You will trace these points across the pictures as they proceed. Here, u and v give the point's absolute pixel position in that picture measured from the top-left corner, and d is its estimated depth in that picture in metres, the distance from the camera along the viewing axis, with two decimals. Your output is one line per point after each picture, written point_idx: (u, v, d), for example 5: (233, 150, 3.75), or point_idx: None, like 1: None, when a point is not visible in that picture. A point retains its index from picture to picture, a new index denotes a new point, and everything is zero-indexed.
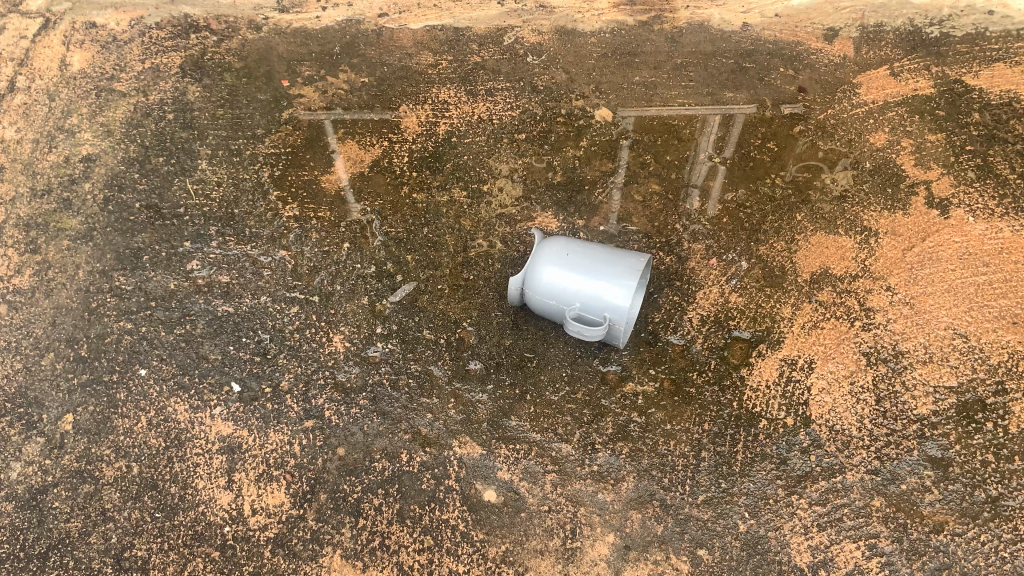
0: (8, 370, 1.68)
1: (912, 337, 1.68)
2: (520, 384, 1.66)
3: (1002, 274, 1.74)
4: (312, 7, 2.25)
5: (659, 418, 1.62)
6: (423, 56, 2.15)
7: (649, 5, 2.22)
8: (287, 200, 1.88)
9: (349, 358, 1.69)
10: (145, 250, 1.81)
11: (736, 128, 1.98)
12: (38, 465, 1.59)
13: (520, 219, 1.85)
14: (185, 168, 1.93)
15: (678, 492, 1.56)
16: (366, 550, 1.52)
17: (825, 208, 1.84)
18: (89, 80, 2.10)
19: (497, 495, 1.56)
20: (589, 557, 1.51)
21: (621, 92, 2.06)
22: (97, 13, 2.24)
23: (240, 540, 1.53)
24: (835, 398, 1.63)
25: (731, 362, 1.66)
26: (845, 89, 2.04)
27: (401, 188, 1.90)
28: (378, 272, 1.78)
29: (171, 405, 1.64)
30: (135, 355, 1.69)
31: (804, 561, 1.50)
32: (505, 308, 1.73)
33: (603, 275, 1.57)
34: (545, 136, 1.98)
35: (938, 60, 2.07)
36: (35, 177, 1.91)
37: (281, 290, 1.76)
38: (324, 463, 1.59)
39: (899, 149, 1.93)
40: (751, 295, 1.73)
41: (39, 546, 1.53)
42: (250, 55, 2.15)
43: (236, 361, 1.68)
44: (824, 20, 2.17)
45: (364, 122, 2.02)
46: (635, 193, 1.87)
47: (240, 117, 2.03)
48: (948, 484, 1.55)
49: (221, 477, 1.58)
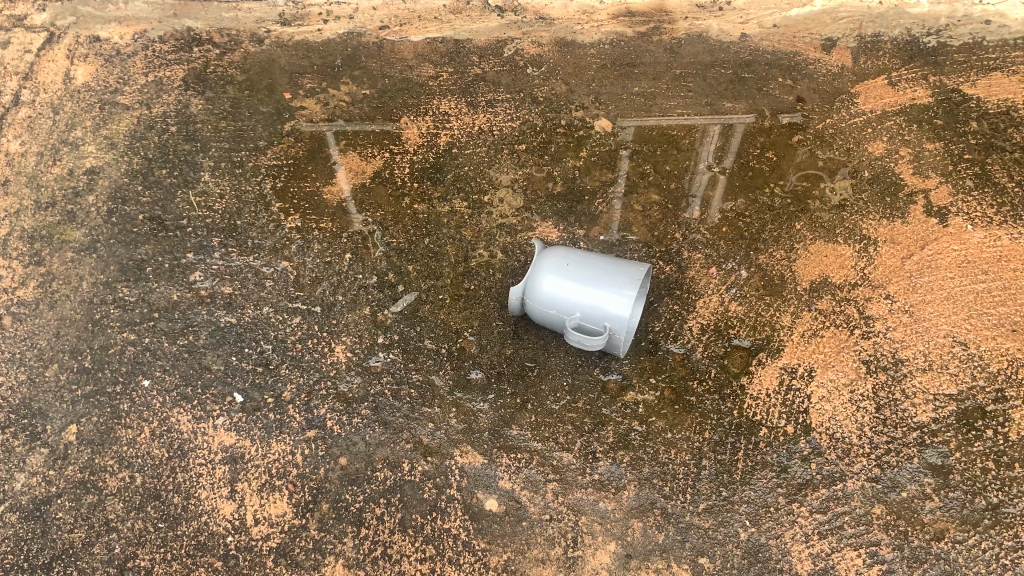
0: (12, 382, 1.69)
1: (911, 345, 1.69)
2: (521, 394, 1.66)
3: (1001, 282, 1.75)
4: (314, 20, 2.28)
5: (659, 427, 1.63)
6: (424, 68, 2.17)
7: (647, 15, 2.24)
8: (289, 211, 1.89)
9: (350, 368, 1.69)
10: (148, 261, 1.83)
11: (735, 137, 1.99)
12: (42, 476, 1.60)
13: (521, 229, 1.86)
14: (188, 179, 1.95)
15: (679, 501, 1.56)
16: (368, 559, 1.52)
17: (824, 217, 1.85)
18: (93, 93, 2.12)
19: (498, 505, 1.57)
20: (591, 565, 1.52)
21: (620, 102, 2.07)
22: (102, 27, 2.26)
23: (242, 550, 1.54)
24: (835, 406, 1.63)
25: (732, 370, 1.67)
26: (843, 99, 2.05)
27: (402, 199, 1.92)
28: (379, 283, 1.79)
29: (174, 416, 1.65)
30: (138, 366, 1.70)
31: (803, 568, 1.50)
32: (506, 317, 1.75)
33: (602, 284, 1.57)
34: (545, 146, 1.99)
35: (936, 70, 2.08)
36: (40, 190, 1.93)
37: (283, 301, 1.77)
38: (326, 473, 1.60)
39: (897, 157, 1.94)
40: (751, 303, 1.74)
41: (43, 557, 1.53)
42: (253, 68, 2.17)
43: (239, 371, 1.69)
44: (821, 30, 2.19)
45: (365, 133, 2.04)
46: (636, 203, 1.88)
47: (242, 129, 2.04)
48: (949, 492, 1.55)
49: (223, 487, 1.59)
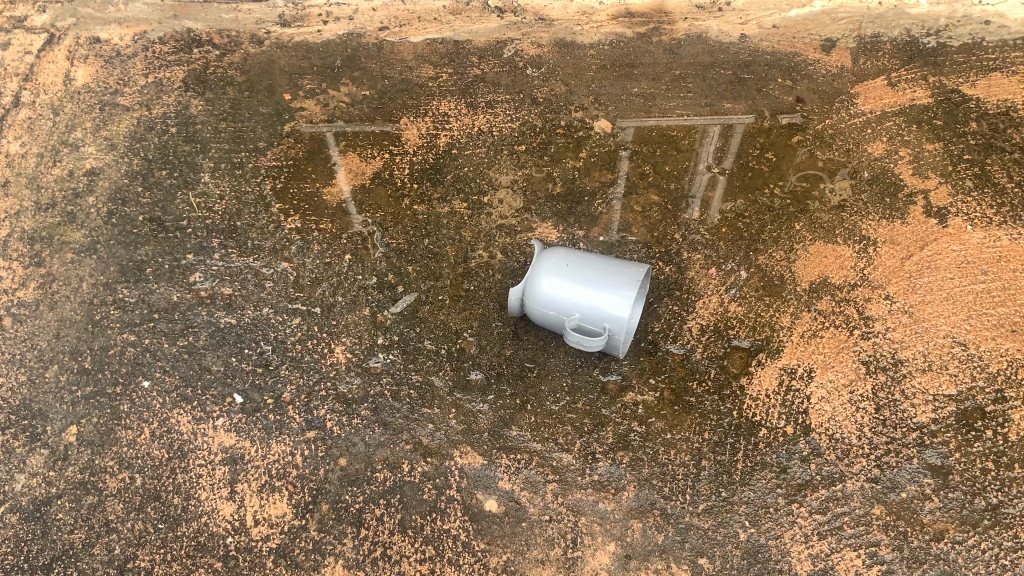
0: (13, 383, 1.70)
1: (911, 345, 1.69)
2: (521, 395, 1.67)
3: (1000, 282, 1.75)
4: (313, 21, 2.28)
5: (659, 427, 1.63)
6: (424, 69, 2.17)
7: (647, 16, 2.24)
8: (288, 212, 1.90)
9: (350, 369, 1.70)
10: (148, 263, 1.83)
11: (735, 138, 1.99)
12: (42, 477, 1.60)
13: (521, 229, 1.86)
14: (188, 181, 1.95)
15: (679, 501, 1.56)
16: (368, 560, 1.53)
17: (823, 217, 1.85)
18: (94, 95, 2.12)
19: (498, 505, 1.57)
20: (591, 566, 1.52)
21: (620, 103, 2.07)
22: (101, 28, 2.27)
23: (242, 551, 1.54)
24: (835, 407, 1.63)
25: (731, 370, 1.67)
26: (843, 99, 2.05)
27: (402, 200, 1.92)
28: (379, 284, 1.79)
29: (174, 417, 1.65)
30: (138, 367, 1.70)
31: (803, 569, 1.51)
32: (505, 318, 1.75)
33: (602, 285, 1.57)
34: (545, 147, 2.00)
35: (935, 70, 2.08)
36: (40, 191, 1.93)
37: (283, 301, 1.77)
38: (325, 473, 1.60)
39: (897, 158, 1.94)
40: (751, 304, 1.74)
41: (43, 557, 1.54)
42: (252, 69, 2.18)
43: (238, 371, 1.70)
44: (821, 31, 2.19)
45: (364, 134, 2.04)
46: (635, 204, 1.89)
47: (242, 130, 2.04)
48: (949, 492, 1.55)
49: (223, 488, 1.59)
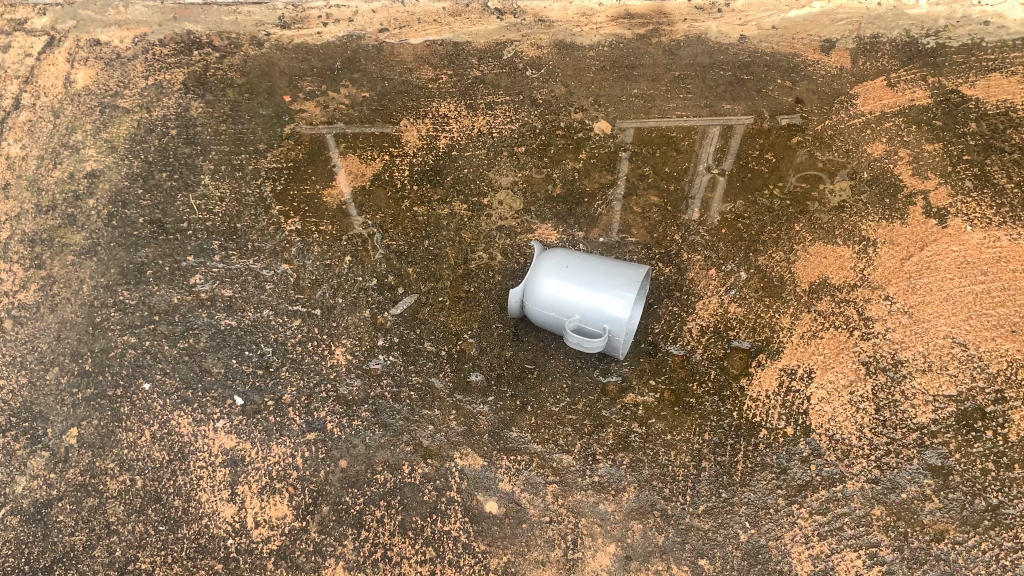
0: (13, 385, 1.70)
1: (910, 346, 1.69)
2: (521, 396, 1.67)
3: (1000, 283, 1.75)
4: (313, 23, 2.28)
5: (659, 429, 1.63)
6: (424, 71, 2.17)
7: (647, 17, 2.25)
8: (289, 214, 1.90)
9: (350, 370, 1.70)
10: (148, 265, 1.83)
11: (735, 139, 1.99)
12: (43, 479, 1.60)
13: (521, 231, 1.86)
14: (188, 183, 1.95)
15: (679, 502, 1.57)
16: (368, 561, 1.53)
17: (822, 218, 1.85)
18: (94, 97, 2.12)
19: (498, 507, 1.57)
20: (591, 567, 1.52)
21: (620, 104, 2.08)
22: (102, 30, 2.27)
23: (242, 552, 1.54)
24: (835, 407, 1.64)
25: (731, 371, 1.67)
26: (842, 100, 2.05)
27: (402, 201, 1.92)
28: (379, 286, 1.79)
29: (175, 419, 1.65)
30: (139, 369, 1.70)
31: (803, 569, 1.51)
32: (505, 320, 1.75)
33: (602, 287, 1.57)
34: (545, 148, 2.00)
35: (934, 71, 2.08)
36: (40, 193, 1.93)
37: (284, 303, 1.77)
38: (326, 475, 1.60)
39: (896, 159, 1.94)
40: (751, 304, 1.74)
41: (43, 559, 1.54)
42: (253, 71, 2.18)
43: (239, 373, 1.70)
44: (820, 32, 2.19)
45: (364, 136, 2.04)
46: (635, 205, 1.89)
47: (242, 132, 2.04)
48: (949, 493, 1.55)
49: (224, 489, 1.59)
